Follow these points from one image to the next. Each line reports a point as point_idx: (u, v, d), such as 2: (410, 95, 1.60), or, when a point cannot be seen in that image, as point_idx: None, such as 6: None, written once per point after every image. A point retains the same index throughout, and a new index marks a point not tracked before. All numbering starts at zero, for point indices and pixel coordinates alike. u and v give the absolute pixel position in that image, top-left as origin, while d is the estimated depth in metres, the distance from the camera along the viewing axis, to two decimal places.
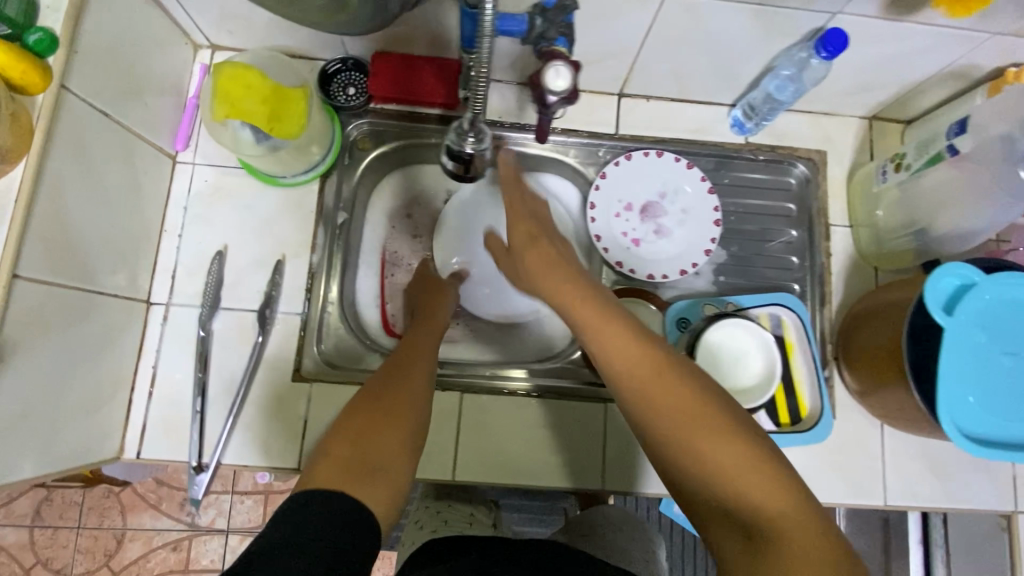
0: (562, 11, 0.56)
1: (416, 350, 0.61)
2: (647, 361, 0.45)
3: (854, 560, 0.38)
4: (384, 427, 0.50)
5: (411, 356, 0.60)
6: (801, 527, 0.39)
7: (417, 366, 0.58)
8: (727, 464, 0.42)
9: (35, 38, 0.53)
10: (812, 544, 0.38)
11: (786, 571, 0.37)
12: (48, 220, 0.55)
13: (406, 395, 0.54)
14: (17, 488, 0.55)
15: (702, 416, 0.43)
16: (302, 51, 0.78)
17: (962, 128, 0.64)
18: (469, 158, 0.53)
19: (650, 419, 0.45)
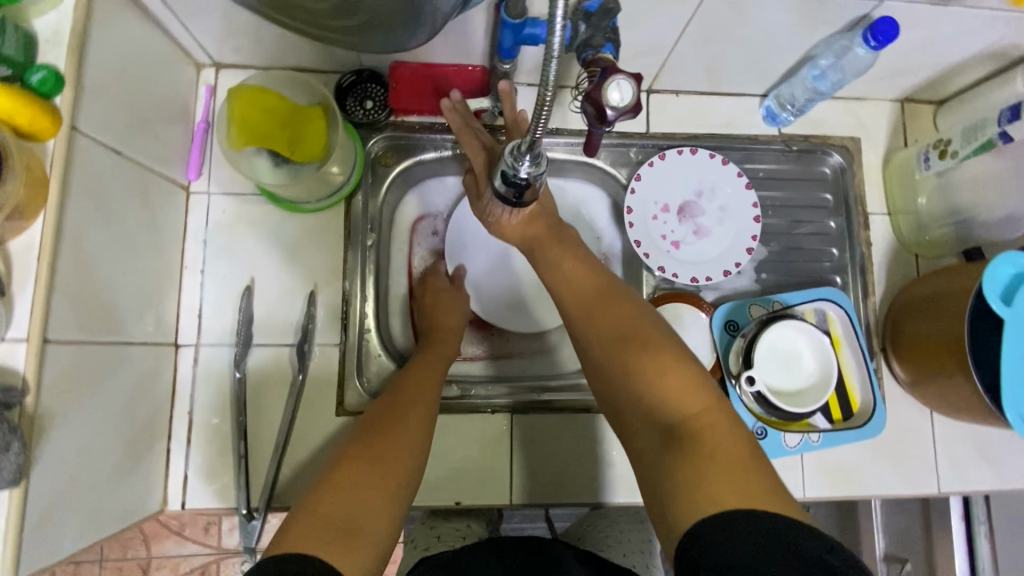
0: (606, 15, 0.52)
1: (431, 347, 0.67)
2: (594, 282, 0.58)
3: (758, 456, 0.45)
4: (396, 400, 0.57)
5: (425, 352, 0.65)
6: (714, 426, 0.46)
7: (427, 359, 0.64)
8: (659, 377, 0.49)
9: (39, 78, 0.48)
10: (721, 440, 0.45)
11: (697, 457, 0.44)
12: (71, 276, 0.51)
13: (406, 406, 0.56)
14: (67, 562, 0.52)
15: (640, 337, 0.52)
16: (314, 64, 0.73)
17: (1015, 114, 0.62)
18: (525, 184, 0.50)
19: (596, 344, 0.54)
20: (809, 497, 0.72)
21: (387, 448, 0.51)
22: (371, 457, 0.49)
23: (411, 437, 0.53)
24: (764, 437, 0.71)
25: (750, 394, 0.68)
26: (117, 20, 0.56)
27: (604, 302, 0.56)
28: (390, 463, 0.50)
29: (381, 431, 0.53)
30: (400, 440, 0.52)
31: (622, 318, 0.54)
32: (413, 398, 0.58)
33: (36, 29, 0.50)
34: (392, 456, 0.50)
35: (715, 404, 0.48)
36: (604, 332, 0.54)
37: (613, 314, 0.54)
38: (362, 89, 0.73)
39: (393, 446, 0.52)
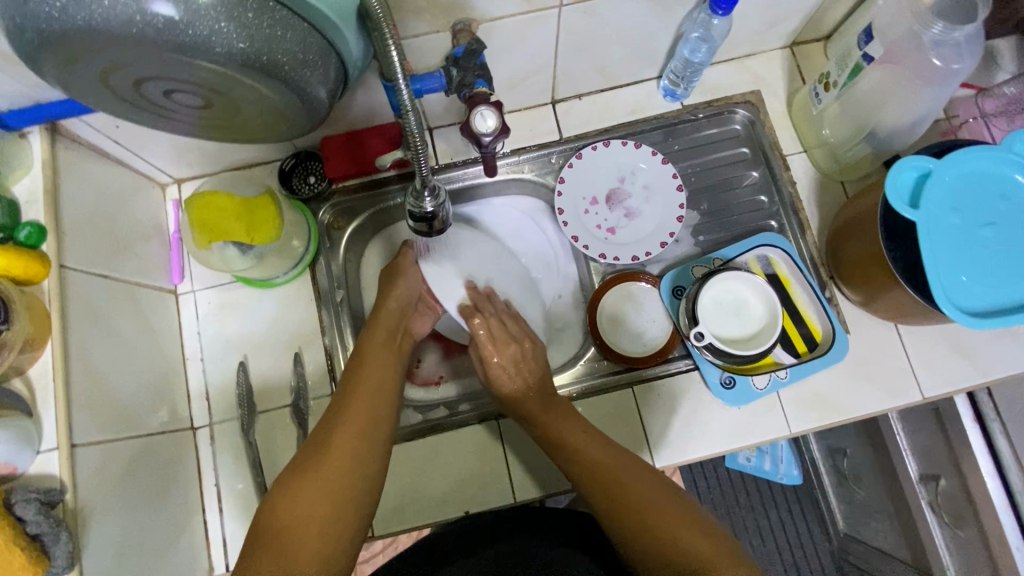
0: (472, 55, 0.61)
1: (367, 365, 0.68)
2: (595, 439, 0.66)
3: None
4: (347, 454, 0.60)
5: (366, 373, 0.67)
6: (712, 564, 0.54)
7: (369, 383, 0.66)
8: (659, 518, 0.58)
9: (25, 233, 0.58)
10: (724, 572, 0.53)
11: None
12: (85, 388, 0.60)
13: (338, 450, 0.60)
14: None
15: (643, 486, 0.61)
16: (257, 159, 0.83)
17: (869, 37, 0.67)
18: (432, 216, 0.57)
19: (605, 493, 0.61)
20: (796, 432, 0.75)
21: (327, 483, 0.57)
22: (309, 490, 0.56)
23: (348, 473, 0.59)
24: (734, 385, 0.75)
25: (707, 348, 0.72)
26: (82, 169, 0.67)
27: (615, 467, 0.63)
28: (337, 494, 0.57)
29: (317, 465, 0.58)
30: (341, 471, 0.58)
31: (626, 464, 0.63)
32: (359, 407, 0.64)
33: (16, 194, 0.61)
34: (336, 491, 0.57)
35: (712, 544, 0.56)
36: (628, 505, 0.59)
37: (634, 482, 0.61)
38: (303, 167, 0.83)
39: (331, 476, 0.58)
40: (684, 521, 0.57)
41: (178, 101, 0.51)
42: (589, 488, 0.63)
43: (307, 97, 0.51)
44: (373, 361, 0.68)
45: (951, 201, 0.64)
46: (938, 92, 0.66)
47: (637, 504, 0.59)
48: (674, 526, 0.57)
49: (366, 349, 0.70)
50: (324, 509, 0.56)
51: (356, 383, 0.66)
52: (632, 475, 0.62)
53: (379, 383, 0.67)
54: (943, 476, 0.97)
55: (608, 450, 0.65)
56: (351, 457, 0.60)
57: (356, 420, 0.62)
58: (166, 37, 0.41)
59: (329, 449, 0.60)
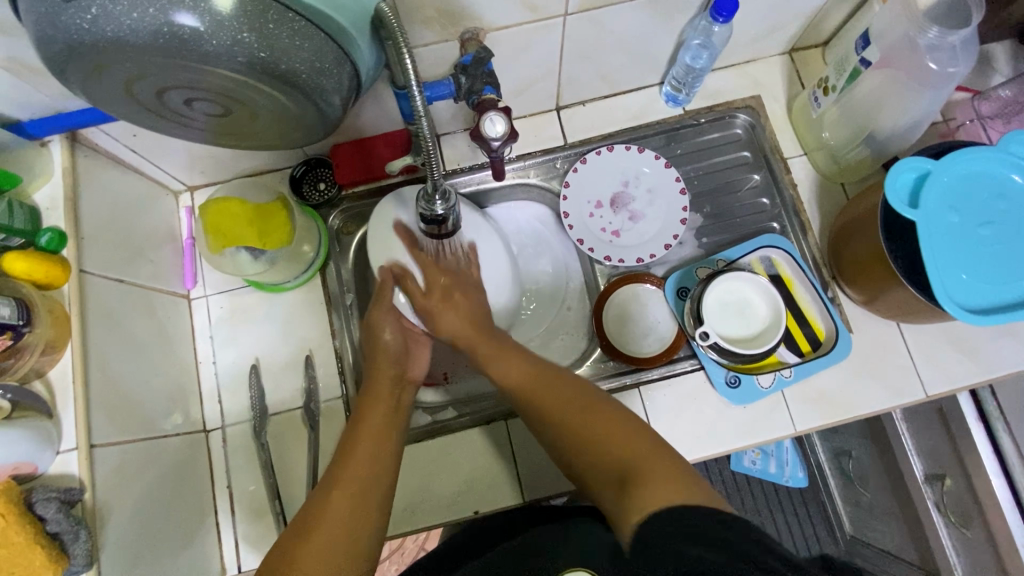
0: (480, 64, 0.63)
1: (372, 400, 0.67)
2: (524, 362, 0.65)
3: (690, 469, 0.51)
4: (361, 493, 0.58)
5: (370, 406, 0.66)
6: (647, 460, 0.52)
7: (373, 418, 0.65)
8: (585, 425, 0.56)
9: (46, 238, 0.60)
10: (658, 465, 0.51)
11: (648, 489, 0.49)
12: (104, 390, 0.61)
13: (351, 478, 0.59)
14: None
15: (570, 400, 0.59)
16: (269, 166, 0.85)
17: (866, 41, 0.69)
18: (442, 218, 0.58)
19: (537, 408, 0.61)
20: (801, 430, 0.75)
21: (321, 555, 0.54)
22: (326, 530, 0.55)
23: (345, 537, 0.56)
24: (739, 384, 0.76)
25: (712, 348, 0.74)
26: (100, 177, 0.68)
27: (535, 380, 0.62)
28: (330, 559, 0.54)
29: (309, 531, 0.55)
30: (337, 537, 0.55)
31: (561, 378, 0.62)
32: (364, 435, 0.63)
33: (37, 202, 0.63)
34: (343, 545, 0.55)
35: (646, 441, 0.54)
36: (553, 418, 0.59)
37: (558, 393, 0.60)
38: (314, 174, 0.85)
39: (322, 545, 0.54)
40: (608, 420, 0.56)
41: (200, 109, 0.53)
42: (516, 396, 0.63)
43: (322, 104, 0.52)
44: (370, 420, 0.64)
45: (950, 201, 0.66)
46: (933, 96, 0.68)
47: (560, 411, 0.59)
48: (593, 425, 0.56)
49: (365, 402, 0.67)
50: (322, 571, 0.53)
51: (354, 440, 0.63)
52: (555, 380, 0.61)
53: (386, 420, 0.65)
54: (949, 476, 0.97)
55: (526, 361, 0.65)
56: (349, 516, 0.57)
57: (350, 477, 0.59)
58: (189, 46, 0.43)
59: (321, 514, 0.56)
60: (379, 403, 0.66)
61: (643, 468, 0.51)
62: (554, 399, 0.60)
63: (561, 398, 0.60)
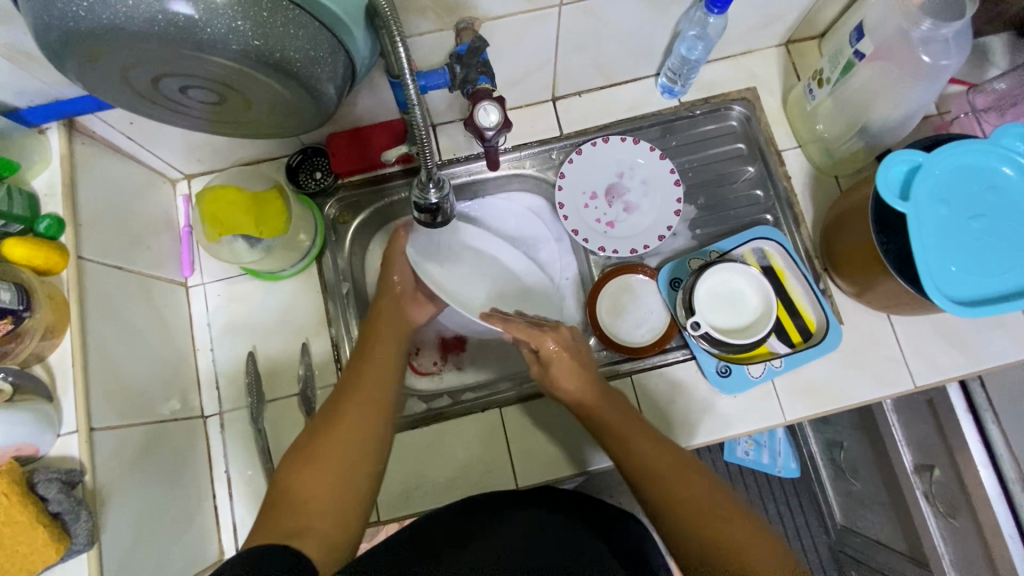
0: (475, 53, 0.63)
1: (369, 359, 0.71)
2: (643, 432, 0.65)
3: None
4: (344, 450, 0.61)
5: (362, 367, 0.70)
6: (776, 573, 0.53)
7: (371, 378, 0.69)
8: (714, 515, 0.57)
9: (45, 225, 0.61)
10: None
11: None
12: (103, 374, 0.62)
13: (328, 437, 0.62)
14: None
15: (694, 480, 0.60)
16: (266, 155, 0.85)
17: (861, 34, 0.70)
18: (436, 207, 0.59)
19: (658, 486, 0.60)
20: (791, 420, 0.77)
21: (323, 480, 0.59)
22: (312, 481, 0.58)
23: (347, 459, 0.61)
24: (730, 374, 0.77)
25: (703, 338, 0.75)
26: (98, 164, 0.69)
27: (673, 460, 0.62)
28: (333, 488, 0.59)
29: (317, 450, 0.61)
30: (339, 458, 0.61)
31: (679, 459, 0.62)
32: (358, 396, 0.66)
33: (35, 188, 0.63)
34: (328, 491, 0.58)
35: (773, 551, 0.55)
36: (675, 498, 0.58)
37: (695, 484, 0.59)
38: (310, 163, 0.85)
39: (328, 462, 0.60)
40: (741, 526, 0.56)
41: (195, 96, 0.53)
42: (635, 469, 0.62)
43: (317, 92, 0.53)
44: (374, 362, 0.70)
45: (940, 193, 0.66)
46: (926, 88, 0.68)
47: (685, 496, 0.58)
48: (722, 520, 0.56)
49: (364, 361, 0.71)
50: (325, 485, 0.59)
51: (357, 379, 0.68)
52: (687, 469, 0.61)
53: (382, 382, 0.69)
54: (938, 467, 0.98)
55: (645, 433, 0.64)
56: (328, 468, 0.60)
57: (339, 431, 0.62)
58: (185, 34, 0.44)
59: (329, 431, 0.63)
60: (380, 344, 0.72)
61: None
62: (686, 480, 0.60)
63: (695, 485, 0.59)
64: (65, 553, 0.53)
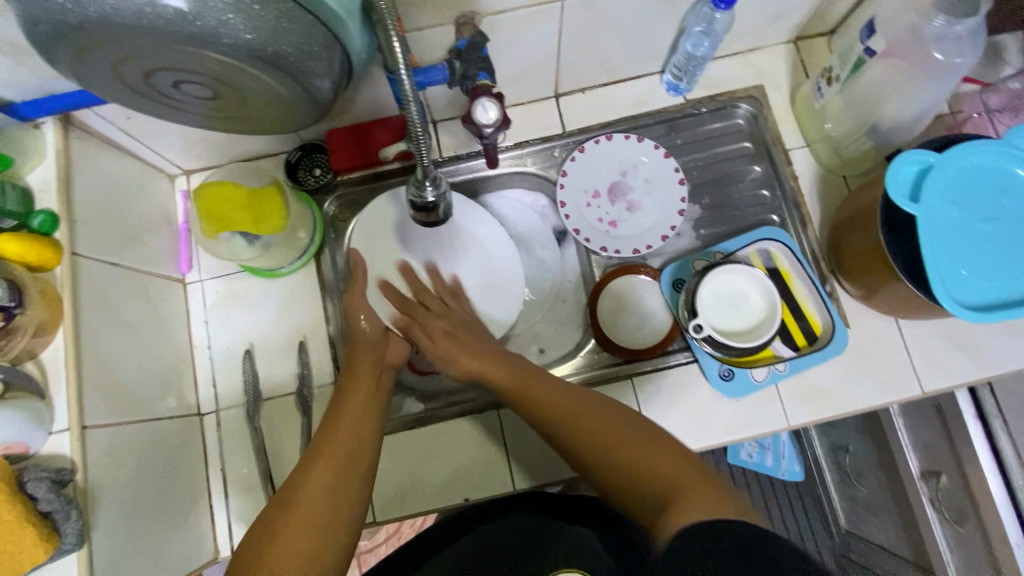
0: (475, 49, 0.62)
1: (354, 381, 0.68)
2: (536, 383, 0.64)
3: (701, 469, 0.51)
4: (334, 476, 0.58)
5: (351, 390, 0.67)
6: (675, 473, 0.50)
7: (351, 404, 0.66)
8: (610, 438, 0.55)
9: (39, 221, 0.60)
10: (683, 479, 0.49)
11: (687, 504, 0.46)
12: (96, 371, 0.61)
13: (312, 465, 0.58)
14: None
15: (586, 415, 0.58)
16: (264, 151, 0.84)
17: (871, 30, 0.67)
18: (433, 205, 0.57)
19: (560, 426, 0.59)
20: (794, 424, 0.75)
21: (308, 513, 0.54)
22: (298, 514, 0.54)
23: (337, 508, 0.56)
24: (733, 377, 0.75)
25: (706, 341, 0.73)
26: (95, 159, 0.69)
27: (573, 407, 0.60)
28: (315, 520, 0.54)
29: (296, 499, 0.55)
30: (318, 509, 0.55)
31: (581, 400, 0.60)
32: (343, 424, 0.63)
33: (30, 183, 0.63)
34: (313, 524, 0.54)
35: (677, 457, 0.52)
36: (579, 429, 0.58)
37: (602, 423, 0.57)
38: (309, 159, 0.84)
39: (310, 511, 0.54)
40: (650, 448, 0.53)
41: (188, 91, 0.52)
42: (537, 421, 0.62)
43: (311, 86, 0.52)
44: (352, 405, 0.66)
45: (951, 194, 0.64)
46: (939, 86, 0.66)
47: (594, 437, 0.56)
48: (621, 439, 0.55)
49: (346, 386, 0.68)
50: (306, 532, 0.53)
51: (335, 421, 0.64)
52: (591, 416, 0.58)
53: (365, 409, 0.66)
54: (945, 473, 0.97)
55: (548, 392, 0.63)
56: (325, 494, 0.56)
57: (325, 459, 0.59)
58: (175, 27, 0.43)
59: (306, 479, 0.57)
60: (361, 390, 0.68)
61: (686, 491, 0.48)
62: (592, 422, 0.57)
63: (595, 425, 0.57)
64: (55, 552, 0.53)
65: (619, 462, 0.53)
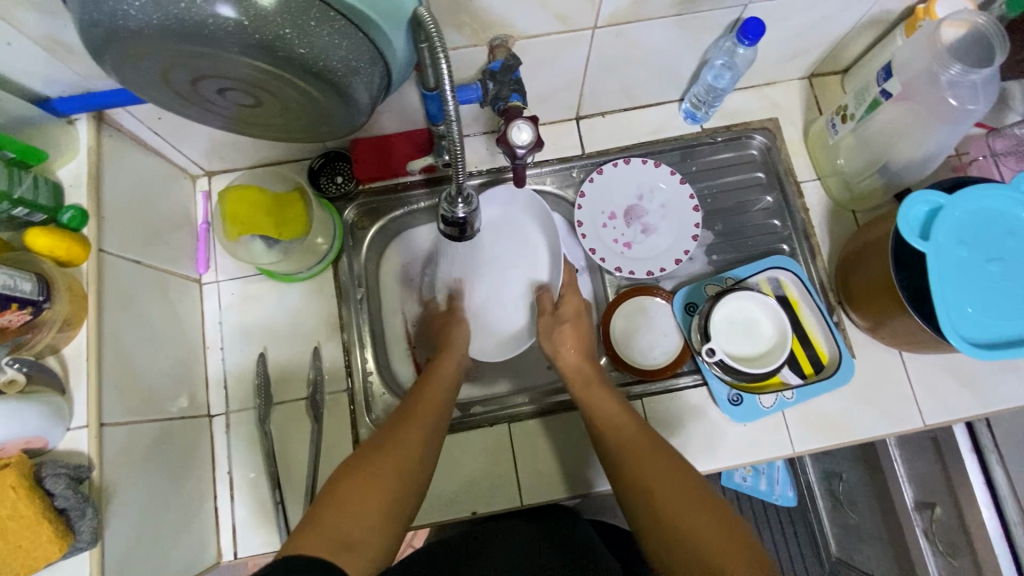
0: (509, 71, 0.65)
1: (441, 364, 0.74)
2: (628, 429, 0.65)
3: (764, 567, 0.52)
4: (405, 435, 0.62)
5: (437, 369, 0.73)
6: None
7: (438, 383, 0.71)
8: (685, 508, 0.56)
9: (68, 216, 0.61)
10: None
11: None
12: (116, 368, 0.62)
13: (406, 420, 0.64)
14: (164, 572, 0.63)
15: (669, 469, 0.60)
16: (288, 157, 0.86)
17: (888, 73, 0.71)
18: (463, 221, 0.59)
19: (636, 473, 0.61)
20: (799, 451, 0.76)
21: (392, 460, 0.59)
22: (377, 467, 0.58)
23: (397, 476, 0.58)
24: (741, 402, 0.77)
25: (717, 364, 0.75)
26: (123, 158, 0.69)
27: (661, 471, 0.59)
28: (395, 474, 0.58)
29: (367, 469, 0.57)
30: (396, 465, 0.58)
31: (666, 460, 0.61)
32: (430, 392, 0.69)
33: (60, 178, 0.63)
34: (394, 473, 0.58)
35: (744, 551, 0.52)
36: (657, 486, 0.58)
37: (683, 492, 0.57)
38: (332, 167, 0.86)
39: (377, 483, 0.56)
40: (724, 533, 0.54)
41: (230, 98, 0.53)
42: (613, 460, 0.64)
43: (352, 101, 0.53)
44: (439, 381, 0.71)
45: (959, 235, 0.66)
46: (951, 131, 0.69)
47: (668, 499, 0.57)
48: (694, 508, 0.56)
49: (433, 368, 0.73)
50: (376, 489, 0.56)
51: (421, 394, 0.68)
52: (684, 480, 0.58)
53: (449, 388, 0.71)
54: (939, 505, 0.97)
55: (640, 439, 0.63)
56: (407, 450, 0.60)
57: (413, 423, 0.63)
58: (231, 39, 0.44)
59: (392, 435, 0.61)
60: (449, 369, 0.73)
61: None
62: (671, 485, 0.58)
63: (677, 493, 0.57)
64: (68, 550, 0.52)
65: (687, 533, 0.54)
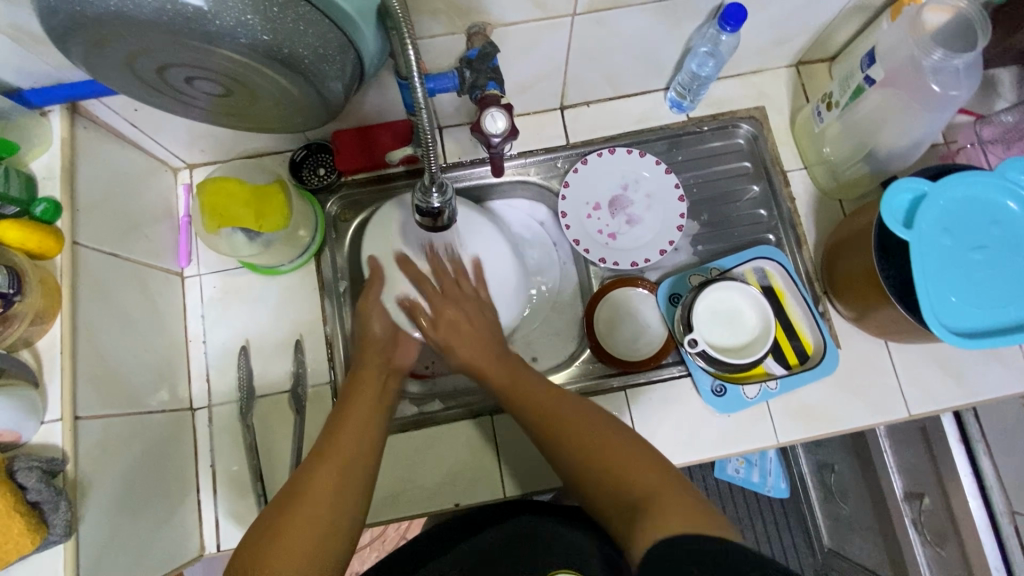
0: (485, 58, 0.64)
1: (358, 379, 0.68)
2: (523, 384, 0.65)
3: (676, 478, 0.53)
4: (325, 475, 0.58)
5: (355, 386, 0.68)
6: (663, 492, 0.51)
7: (358, 403, 0.66)
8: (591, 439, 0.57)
9: (41, 209, 0.60)
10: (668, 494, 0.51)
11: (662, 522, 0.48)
12: (92, 360, 0.61)
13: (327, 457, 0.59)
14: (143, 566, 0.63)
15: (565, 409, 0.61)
16: (270, 148, 0.85)
17: (872, 60, 0.70)
18: (438, 211, 0.58)
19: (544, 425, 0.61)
20: (784, 441, 0.76)
21: (313, 511, 0.55)
22: (295, 525, 0.53)
23: (323, 520, 0.55)
24: (725, 393, 0.76)
25: (700, 355, 0.74)
26: (99, 150, 0.69)
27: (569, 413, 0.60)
28: (320, 524, 0.54)
29: (285, 523, 0.54)
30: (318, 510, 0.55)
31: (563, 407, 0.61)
32: (352, 416, 0.64)
33: (33, 170, 0.63)
34: (314, 529, 0.54)
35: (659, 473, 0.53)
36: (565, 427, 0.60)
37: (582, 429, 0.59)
38: (314, 159, 0.85)
39: (299, 538, 0.53)
40: (638, 459, 0.55)
41: (201, 88, 0.53)
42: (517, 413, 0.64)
43: (323, 89, 0.52)
44: (359, 404, 0.65)
45: (943, 223, 0.66)
46: (935, 117, 0.68)
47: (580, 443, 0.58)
48: (604, 437, 0.57)
49: (352, 385, 0.68)
50: (301, 545, 0.53)
51: (342, 419, 0.64)
52: (580, 420, 0.60)
53: (371, 410, 0.66)
54: (928, 495, 0.97)
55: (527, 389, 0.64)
56: (329, 493, 0.56)
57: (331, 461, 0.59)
58: (193, 26, 0.43)
59: (312, 478, 0.57)
60: (368, 390, 0.68)
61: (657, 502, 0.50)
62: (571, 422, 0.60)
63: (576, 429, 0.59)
64: (41, 543, 0.52)
65: (604, 466, 0.55)
